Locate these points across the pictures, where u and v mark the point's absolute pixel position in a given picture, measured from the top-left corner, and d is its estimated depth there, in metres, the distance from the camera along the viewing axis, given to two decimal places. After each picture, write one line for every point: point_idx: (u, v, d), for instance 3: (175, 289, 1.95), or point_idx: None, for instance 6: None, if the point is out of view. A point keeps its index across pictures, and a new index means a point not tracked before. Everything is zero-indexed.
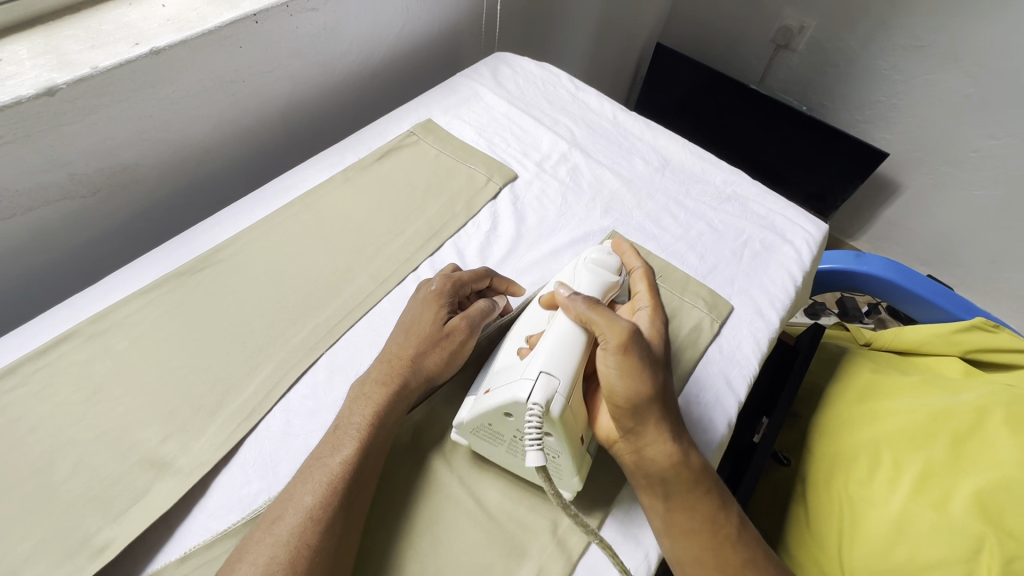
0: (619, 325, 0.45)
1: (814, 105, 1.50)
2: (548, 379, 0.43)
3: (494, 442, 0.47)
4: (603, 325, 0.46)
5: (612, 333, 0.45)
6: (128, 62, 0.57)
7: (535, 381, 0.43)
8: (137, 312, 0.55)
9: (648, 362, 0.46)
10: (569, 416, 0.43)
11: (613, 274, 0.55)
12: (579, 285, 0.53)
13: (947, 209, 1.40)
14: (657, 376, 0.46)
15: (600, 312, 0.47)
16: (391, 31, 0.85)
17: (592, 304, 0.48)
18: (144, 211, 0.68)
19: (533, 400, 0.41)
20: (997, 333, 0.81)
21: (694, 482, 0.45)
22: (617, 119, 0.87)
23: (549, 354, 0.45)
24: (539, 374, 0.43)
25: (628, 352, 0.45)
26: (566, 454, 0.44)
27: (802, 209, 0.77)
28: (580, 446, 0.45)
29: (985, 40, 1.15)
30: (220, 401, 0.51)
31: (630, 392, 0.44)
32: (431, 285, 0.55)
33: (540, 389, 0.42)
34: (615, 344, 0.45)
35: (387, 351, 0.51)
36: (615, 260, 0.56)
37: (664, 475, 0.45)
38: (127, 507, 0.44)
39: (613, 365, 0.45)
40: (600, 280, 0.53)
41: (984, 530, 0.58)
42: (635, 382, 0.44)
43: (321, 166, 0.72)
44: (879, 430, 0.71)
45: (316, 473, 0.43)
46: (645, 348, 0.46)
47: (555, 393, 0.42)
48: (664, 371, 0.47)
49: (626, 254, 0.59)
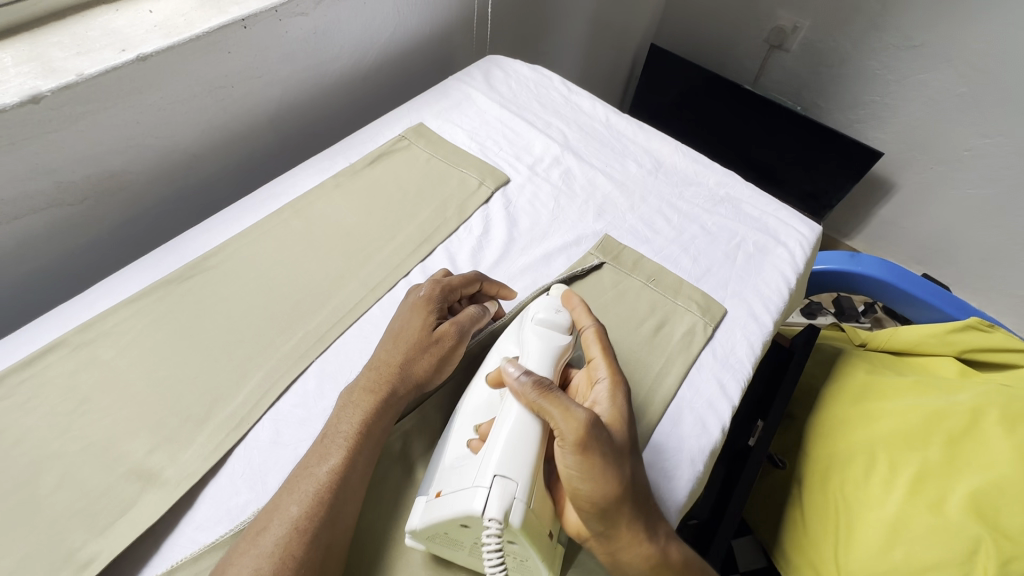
0: (575, 417, 0.42)
1: (808, 105, 1.50)
2: (503, 486, 0.40)
3: (453, 548, 0.43)
4: (558, 418, 0.42)
5: (569, 429, 0.42)
6: (114, 69, 0.56)
7: (489, 488, 0.40)
8: (124, 321, 0.55)
9: (612, 458, 0.42)
10: (532, 518, 0.40)
11: (564, 336, 0.51)
12: (528, 362, 0.49)
13: (941, 207, 1.40)
14: (623, 472, 0.42)
15: (554, 400, 0.43)
16: (382, 35, 0.84)
17: (544, 393, 0.44)
18: (133, 218, 0.68)
19: (490, 515, 0.39)
20: (992, 333, 0.81)
21: (672, 573, 0.45)
22: (609, 121, 0.87)
23: (503, 453, 0.42)
24: (494, 480, 0.40)
25: (589, 451, 0.42)
26: (534, 555, 0.41)
27: (795, 211, 0.77)
28: (548, 542, 0.42)
29: (977, 40, 1.15)
30: (209, 411, 0.50)
31: (597, 495, 0.42)
32: (420, 291, 0.55)
33: (496, 500, 0.39)
34: (573, 442, 0.42)
35: (375, 359, 0.51)
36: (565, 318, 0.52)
37: (642, 574, 0.44)
38: (113, 520, 0.44)
39: (575, 467, 0.42)
40: (551, 347, 0.50)
41: (979, 532, 0.58)
42: (601, 484, 0.42)
43: (313, 171, 0.72)
44: (874, 431, 0.70)
45: (303, 483, 0.43)
46: (607, 438, 0.43)
47: (513, 500, 0.39)
48: (631, 460, 0.44)
49: (576, 312, 0.54)
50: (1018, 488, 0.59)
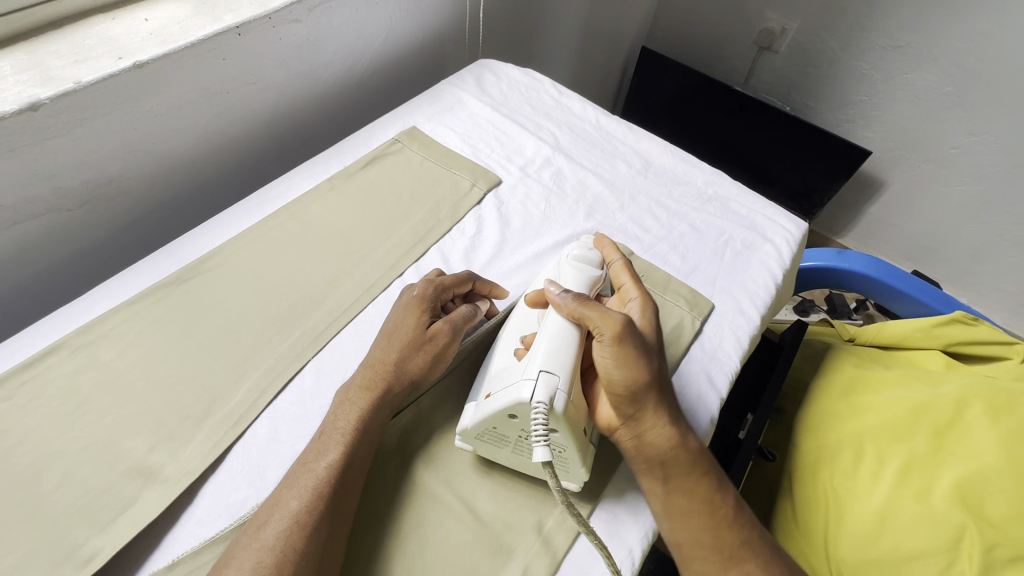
0: (612, 316, 0.46)
1: (798, 105, 1.52)
2: (548, 378, 0.44)
3: (500, 442, 0.47)
4: (596, 317, 0.47)
5: (606, 325, 0.46)
6: (111, 77, 0.57)
7: (536, 379, 0.43)
8: (123, 323, 0.56)
9: (643, 351, 0.47)
10: (572, 410, 0.44)
11: (596, 268, 0.56)
12: (566, 281, 0.54)
13: (930, 205, 1.43)
14: (652, 363, 0.47)
15: (592, 306, 0.48)
16: (375, 41, 0.86)
17: (583, 300, 0.48)
18: (130, 223, 0.69)
19: (537, 399, 0.42)
20: (977, 327, 0.81)
21: (693, 462, 0.47)
22: (599, 122, 0.88)
23: (546, 352, 0.45)
24: (540, 373, 0.44)
25: (623, 342, 0.46)
26: (572, 447, 0.44)
27: (782, 209, 0.79)
28: (584, 439, 0.46)
29: (960, 40, 1.18)
30: (208, 409, 0.51)
31: (628, 380, 0.46)
32: (414, 290, 0.56)
33: (542, 387, 0.43)
34: (609, 335, 0.46)
35: (371, 356, 0.52)
36: (598, 254, 0.57)
37: (665, 458, 0.47)
38: (114, 517, 0.45)
39: (610, 356, 0.46)
40: (586, 274, 0.54)
41: (964, 520, 0.59)
42: (633, 369, 0.46)
43: (307, 175, 0.73)
44: (862, 424, 0.72)
45: (302, 479, 0.44)
46: (639, 337, 0.47)
47: (556, 390, 0.43)
48: (659, 358, 0.48)
49: (606, 249, 0.59)
50: (1003, 476, 0.60)
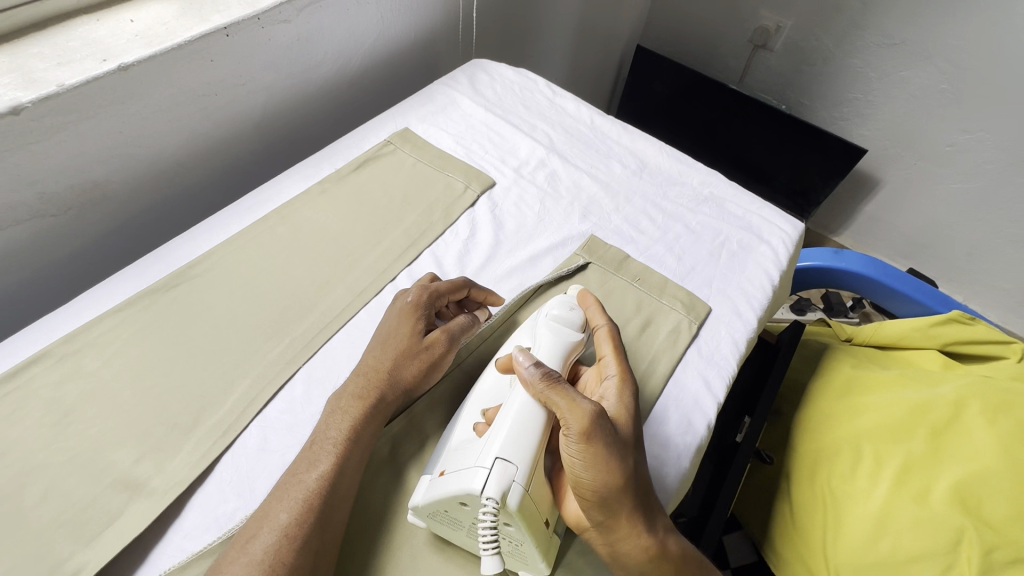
0: (581, 409, 0.43)
1: (793, 104, 1.52)
2: (503, 468, 0.41)
3: (450, 528, 0.44)
4: (564, 408, 0.44)
5: (574, 418, 0.43)
6: (95, 79, 0.56)
7: (490, 470, 0.41)
8: (109, 331, 0.55)
9: (616, 449, 0.43)
10: (528, 503, 0.42)
11: (576, 331, 0.53)
12: (539, 353, 0.51)
13: (926, 203, 1.42)
14: (626, 464, 0.43)
15: (561, 393, 0.44)
16: (367, 41, 0.85)
17: (552, 383, 0.45)
18: (118, 227, 0.67)
19: (488, 494, 0.40)
20: (973, 326, 0.81)
21: (669, 571, 0.45)
22: (594, 123, 0.88)
23: (507, 436, 0.43)
24: (495, 462, 0.41)
25: (592, 441, 0.42)
26: (527, 540, 0.42)
27: (778, 209, 0.78)
28: (544, 530, 0.44)
29: (955, 38, 1.18)
30: (196, 419, 0.50)
31: (598, 484, 0.42)
32: (408, 296, 0.55)
33: (495, 481, 0.41)
34: (577, 431, 0.43)
35: (364, 364, 0.51)
36: (579, 314, 0.54)
37: (640, 567, 0.44)
38: (100, 530, 0.44)
39: (578, 456, 0.43)
40: (562, 341, 0.52)
41: (963, 522, 0.59)
42: (602, 474, 0.42)
43: (298, 177, 0.72)
44: (859, 424, 0.71)
45: (293, 490, 0.43)
46: (612, 431, 0.44)
47: (511, 483, 0.41)
48: (635, 455, 0.44)
49: (591, 309, 0.55)
50: (1001, 477, 0.60)
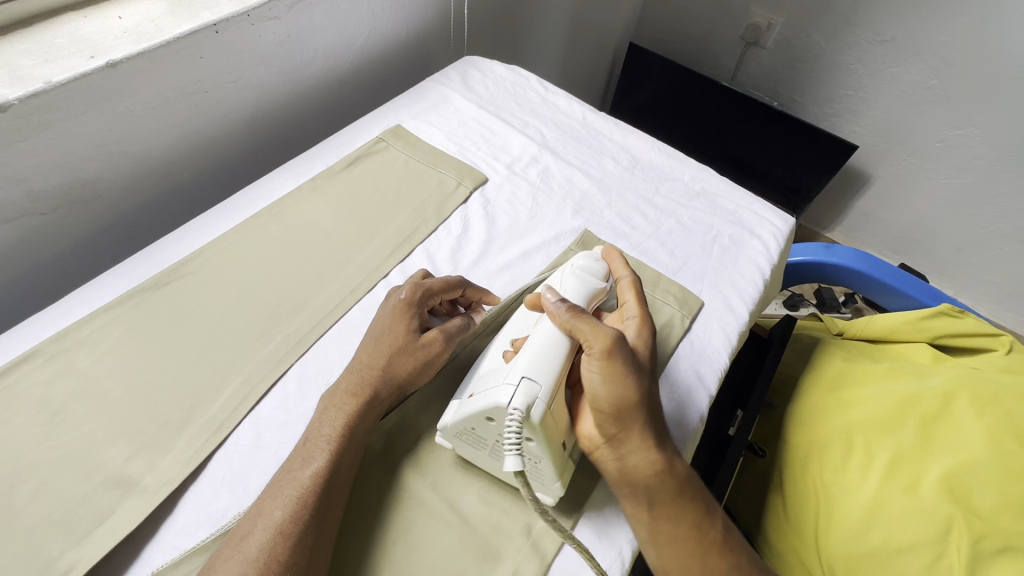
0: (604, 331, 0.45)
1: (785, 100, 1.52)
2: (528, 386, 0.43)
3: (479, 445, 0.46)
4: (587, 331, 0.46)
5: (597, 339, 0.45)
6: (83, 76, 0.56)
7: (517, 386, 0.43)
8: (99, 329, 0.54)
9: (632, 369, 0.45)
10: (550, 420, 0.43)
11: (601, 280, 0.55)
12: (566, 293, 0.53)
13: (916, 198, 1.44)
14: (642, 382, 0.46)
15: (585, 320, 0.46)
16: (357, 38, 0.85)
17: (577, 312, 0.47)
18: (108, 226, 0.67)
19: (514, 406, 0.42)
20: (962, 319, 0.82)
21: (673, 492, 0.46)
22: (586, 119, 0.88)
23: (532, 359, 0.45)
24: (522, 379, 0.43)
25: (614, 358, 0.45)
26: (547, 458, 0.44)
27: (769, 204, 0.79)
28: (561, 451, 0.45)
29: (944, 35, 1.18)
30: (188, 417, 0.50)
31: (614, 398, 0.45)
32: (401, 294, 0.55)
33: (521, 394, 0.42)
34: (599, 349, 0.45)
35: (358, 361, 0.51)
36: (603, 265, 0.56)
37: (647, 482, 0.46)
38: (91, 529, 0.44)
39: (598, 372, 0.45)
40: (586, 287, 0.54)
41: (952, 511, 0.59)
42: (619, 388, 0.45)
43: (289, 175, 0.72)
44: (851, 416, 0.72)
45: (286, 488, 0.43)
46: (630, 354, 0.46)
47: (535, 398, 0.42)
48: (649, 378, 0.47)
49: (615, 262, 0.58)
50: (989, 468, 0.60)
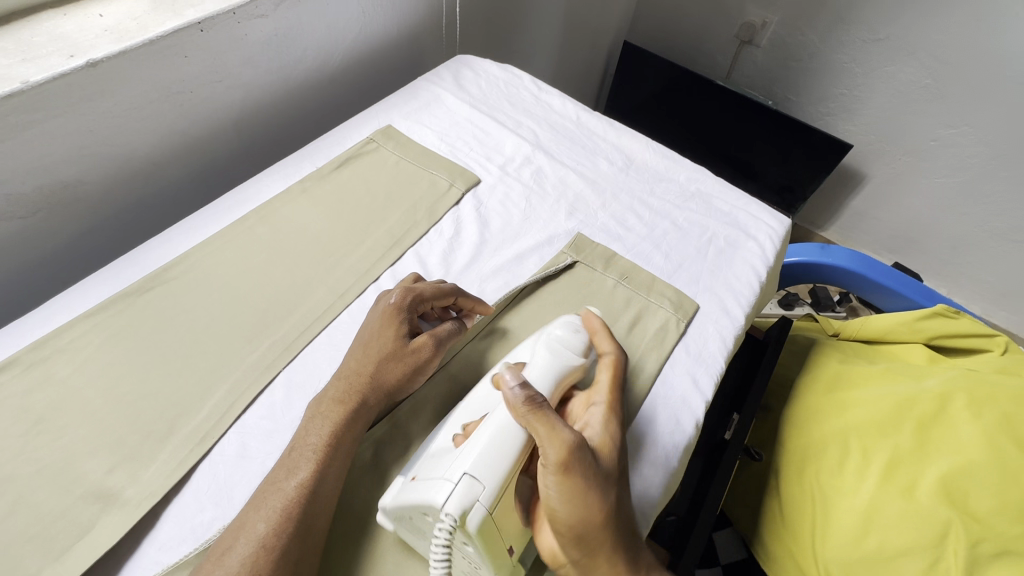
0: (561, 437, 0.41)
1: (780, 99, 1.52)
2: (469, 485, 0.40)
3: (414, 536, 0.43)
4: (543, 436, 0.42)
5: (553, 448, 0.41)
6: (62, 76, 0.54)
7: (456, 485, 0.40)
8: (80, 336, 0.53)
9: (595, 484, 0.41)
10: (491, 525, 0.40)
11: (577, 356, 0.51)
12: (533, 373, 0.49)
13: (910, 197, 1.44)
14: (607, 500, 0.41)
15: (543, 419, 0.42)
16: (348, 35, 0.83)
17: (535, 408, 0.43)
18: (91, 229, 0.65)
19: (447, 510, 0.39)
20: (958, 319, 0.82)
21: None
22: (580, 119, 0.87)
23: (481, 453, 0.42)
24: (462, 476, 0.40)
25: (571, 471, 0.41)
26: (485, 565, 0.41)
27: (765, 205, 0.78)
28: (506, 557, 0.42)
29: (938, 33, 1.18)
30: (171, 427, 0.49)
31: (575, 521, 0.41)
32: (391, 298, 0.53)
33: (457, 497, 0.39)
34: (555, 460, 0.41)
35: (346, 369, 0.50)
36: (581, 339, 0.53)
37: None
38: (70, 544, 0.42)
39: (555, 489, 0.41)
40: (559, 363, 0.50)
41: (949, 515, 0.59)
42: (581, 510, 0.41)
43: (278, 176, 0.70)
44: (846, 419, 0.71)
45: (271, 499, 0.42)
46: (592, 465, 0.42)
47: (474, 502, 0.40)
48: (617, 488, 0.43)
49: (597, 335, 0.54)
50: (986, 471, 0.60)
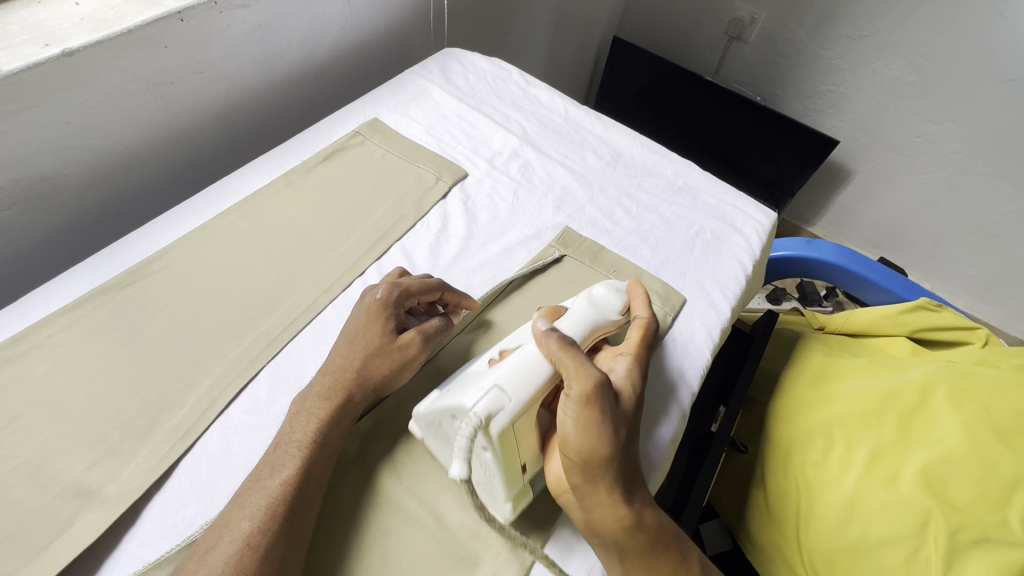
0: (586, 374, 0.42)
1: (768, 95, 1.53)
2: (498, 395, 0.42)
3: (443, 440, 0.46)
4: (570, 369, 0.43)
5: (578, 381, 0.42)
6: (37, 66, 0.53)
7: (486, 392, 0.42)
8: (59, 331, 0.52)
9: (611, 419, 0.42)
10: (511, 435, 0.42)
11: (612, 311, 0.53)
12: (570, 318, 0.51)
13: (895, 192, 1.45)
14: (618, 437, 0.42)
15: (572, 354, 0.43)
16: (333, 28, 0.82)
17: (566, 343, 0.44)
18: (69, 222, 0.64)
19: (474, 410, 0.41)
20: (940, 312, 0.84)
21: (638, 553, 0.43)
22: (568, 113, 0.86)
23: (512, 371, 0.44)
24: (493, 387, 0.42)
25: (592, 402, 0.42)
26: (499, 475, 0.43)
27: (751, 199, 0.78)
28: (519, 474, 0.44)
29: (922, 31, 1.19)
30: (153, 422, 0.48)
31: (585, 450, 0.41)
32: (376, 293, 0.53)
33: (486, 402, 0.41)
34: (578, 392, 0.42)
35: (331, 363, 0.49)
36: (621, 299, 0.55)
37: (615, 537, 0.43)
38: (48, 542, 0.42)
39: (572, 417, 0.42)
40: (596, 313, 0.52)
41: (930, 504, 0.60)
42: (592, 439, 0.41)
43: (262, 170, 0.69)
44: (831, 411, 0.72)
45: (255, 497, 0.41)
46: (612, 404, 0.43)
47: (499, 408, 0.41)
48: (629, 430, 0.43)
49: (636, 299, 0.55)
50: (966, 461, 0.61)
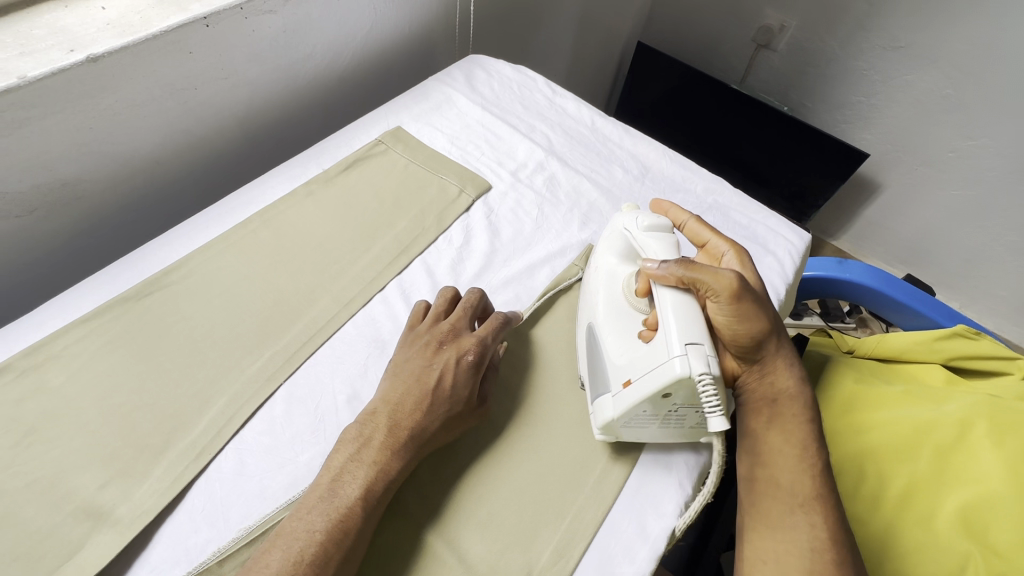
0: (725, 276, 0.47)
1: (795, 105, 1.49)
2: (697, 349, 0.44)
3: (646, 425, 0.48)
4: (709, 279, 0.47)
5: (721, 285, 0.47)
6: (61, 71, 0.52)
7: (688, 355, 0.43)
8: (74, 344, 0.51)
9: (757, 302, 0.49)
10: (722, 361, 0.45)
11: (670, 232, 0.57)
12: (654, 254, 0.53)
13: (926, 208, 1.40)
14: (766, 312, 0.50)
15: (701, 269, 0.47)
16: (358, 32, 0.81)
17: (689, 263, 0.48)
18: (88, 227, 0.63)
19: (699, 372, 0.43)
20: (978, 340, 0.80)
21: (811, 399, 0.52)
22: (595, 125, 0.84)
23: (679, 326, 0.45)
24: (687, 346, 0.44)
25: (740, 295, 0.47)
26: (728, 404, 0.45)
27: (783, 218, 0.76)
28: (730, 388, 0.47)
29: (961, 43, 1.15)
30: (169, 440, 0.47)
31: (748, 329, 0.49)
32: (469, 353, 0.50)
33: (696, 359, 0.43)
34: (726, 294, 0.47)
35: (408, 413, 0.46)
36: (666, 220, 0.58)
37: (782, 394, 0.52)
38: (58, 565, 0.40)
39: (729, 313, 0.48)
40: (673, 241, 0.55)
41: (970, 547, 0.56)
42: (751, 319, 0.49)
43: (283, 178, 0.68)
44: (863, 442, 0.68)
45: (300, 549, 0.39)
46: (750, 290, 0.48)
47: (709, 358, 0.43)
48: (768, 303, 0.51)
49: (671, 212, 0.62)
50: (1007, 500, 0.58)
